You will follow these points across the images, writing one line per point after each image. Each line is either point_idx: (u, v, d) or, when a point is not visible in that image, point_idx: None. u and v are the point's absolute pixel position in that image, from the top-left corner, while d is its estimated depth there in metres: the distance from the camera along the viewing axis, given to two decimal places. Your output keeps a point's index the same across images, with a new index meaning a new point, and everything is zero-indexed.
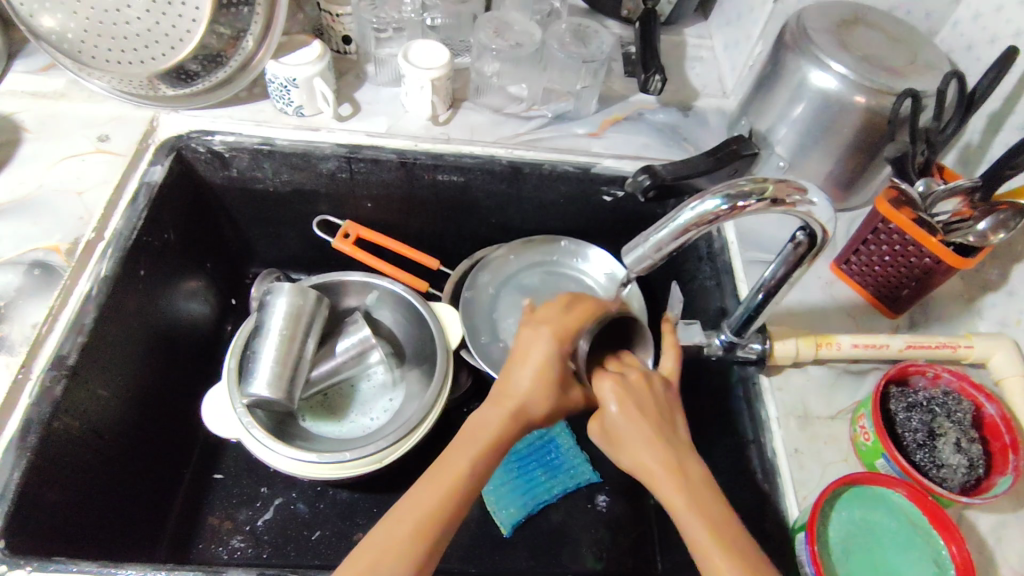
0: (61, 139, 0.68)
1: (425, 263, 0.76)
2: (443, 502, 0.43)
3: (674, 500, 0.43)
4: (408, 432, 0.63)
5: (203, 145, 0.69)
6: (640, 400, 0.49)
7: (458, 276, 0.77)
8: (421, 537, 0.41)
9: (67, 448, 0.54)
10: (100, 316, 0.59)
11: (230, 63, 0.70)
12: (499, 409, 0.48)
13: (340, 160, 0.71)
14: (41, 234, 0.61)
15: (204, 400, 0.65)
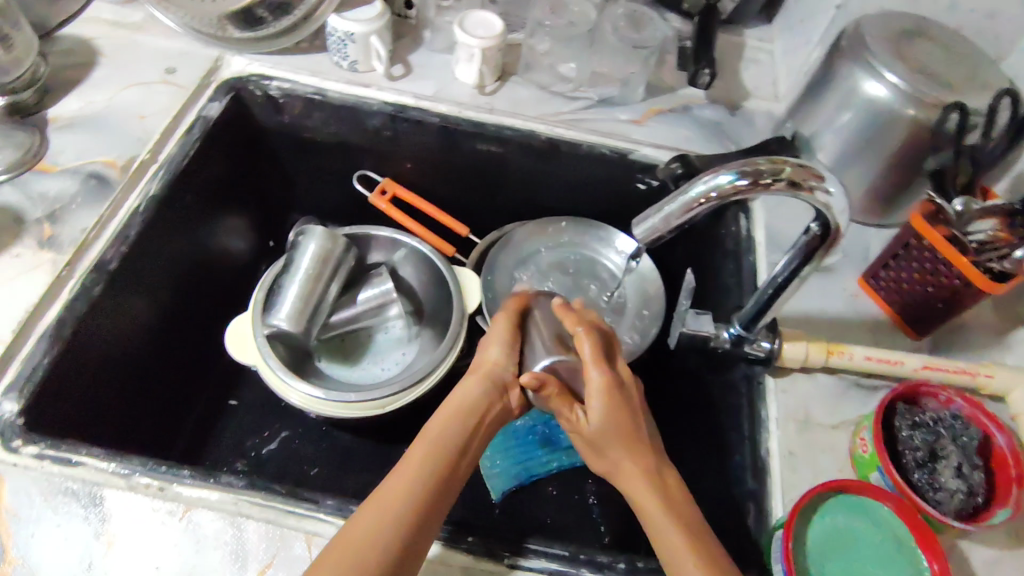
0: (132, 67, 0.73)
1: (455, 228, 0.79)
2: (410, 487, 0.46)
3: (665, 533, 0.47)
4: (413, 383, 0.65)
5: (260, 88, 0.74)
6: (620, 429, 0.52)
7: (486, 246, 0.80)
8: (399, 509, 0.45)
9: (96, 348, 0.58)
10: (145, 230, 0.62)
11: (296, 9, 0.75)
12: (467, 388, 0.55)
13: (386, 117, 0.74)
14: (102, 149, 0.66)
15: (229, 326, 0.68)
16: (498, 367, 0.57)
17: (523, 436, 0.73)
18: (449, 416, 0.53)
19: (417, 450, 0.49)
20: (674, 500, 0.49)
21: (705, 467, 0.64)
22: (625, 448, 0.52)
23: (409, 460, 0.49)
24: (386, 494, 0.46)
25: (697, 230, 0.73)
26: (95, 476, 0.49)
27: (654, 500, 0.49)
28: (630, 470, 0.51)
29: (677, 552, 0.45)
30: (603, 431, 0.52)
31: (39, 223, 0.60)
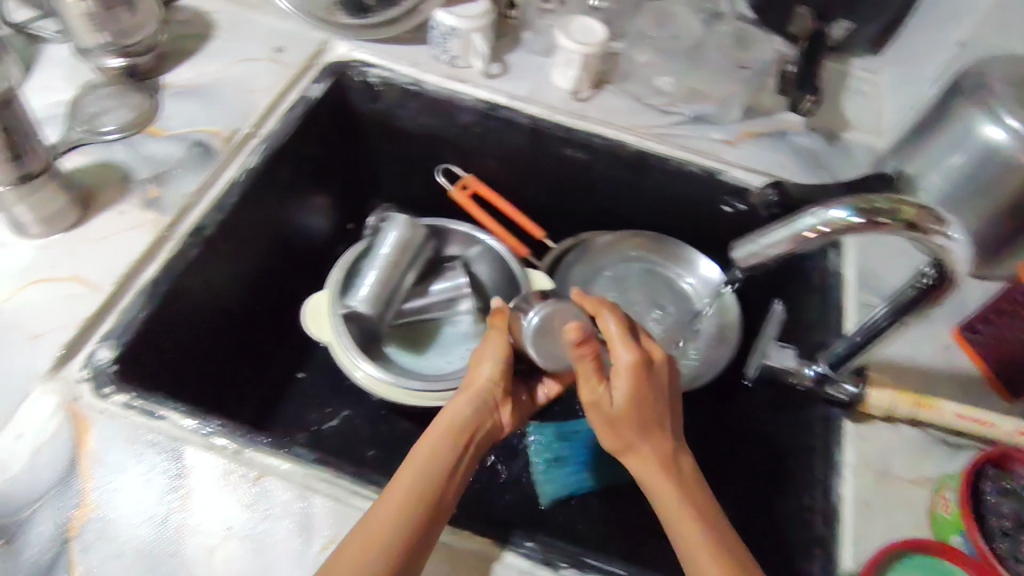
0: (244, 43, 0.75)
1: (533, 231, 0.78)
2: (397, 514, 0.46)
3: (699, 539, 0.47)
4: None
5: (361, 75, 0.76)
6: (640, 427, 0.50)
7: (561, 252, 0.78)
8: (387, 536, 0.45)
9: (186, 310, 0.60)
10: (242, 201, 0.65)
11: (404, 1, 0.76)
12: (451, 409, 0.56)
13: (478, 115, 0.75)
14: (209, 119, 0.68)
15: (303, 306, 0.70)
16: (486, 385, 0.58)
17: (580, 446, 0.72)
18: (432, 440, 0.53)
19: (401, 473, 0.49)
20: (688, 493, 0.49)
21: (769, 505, 0.62)
22: (645, 436, 0.51)
23: (390, 486, 0.48)
24: (371, 519, 0.46)
25: (783, 263, 0.70)
26: (177, 430, 0.51)
27: (671, 493, 0.49)
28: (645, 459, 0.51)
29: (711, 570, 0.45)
30: (627, 414, 0.50)
31: (144, 183, 0.63)
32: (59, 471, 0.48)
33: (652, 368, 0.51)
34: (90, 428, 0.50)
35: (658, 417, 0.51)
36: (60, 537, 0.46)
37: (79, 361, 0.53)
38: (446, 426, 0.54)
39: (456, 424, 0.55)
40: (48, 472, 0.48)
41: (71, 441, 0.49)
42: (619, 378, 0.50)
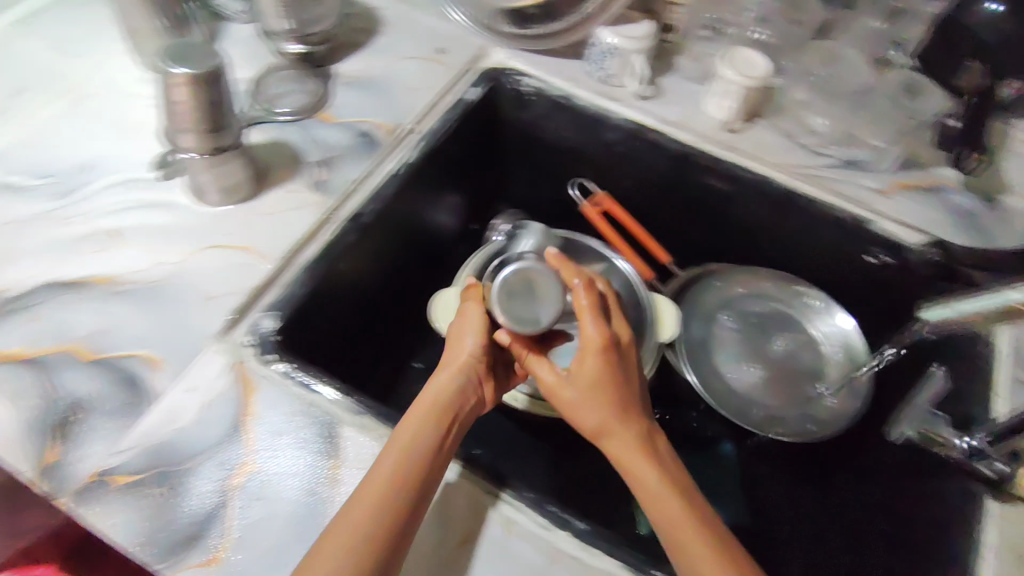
0: (409, 41, 0.78)
1: (660, 256, 0.78)
2: (380, 501, 0.46)
3: (678, 526, 0.47)
4: None
5: (516, 83, 0.78)
6: (608, 401, 0.52)
7: (687, 277, 0.80)
8: (369, 523, 0.45)
9: (338, 292, 0.63)
10: (397, 193, 0.68)
11: (575, 17, 0.75)
12: (430, 391, 0.54)
13: (626, 135, 0.76)
14: (375, 112, 0.72)
15: (432, 299, 0.69)
16: (469, 364, 0.56)
17: None
18: (411, 426, 0.50)
19: (380, 464, 0.48)
20: (668, 476, 0.50)
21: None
22: (615, 415, 0.52)
23: (369, 481, 0.47)
24: (353, 507, 0.45)
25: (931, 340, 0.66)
26: (328, 406, 0.53)
27: (654, 478, 0.49)
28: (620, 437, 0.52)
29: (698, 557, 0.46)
30: (593, 391, 0.52)
31: (313, 166, 0.66)
32: (223, 430, 0.51)
33: (617, 351, 0.54)
34: (254, 392, 0.53)
35: (627, 400, 0.53)
36: (220, 492, 0.49)
37: (243, 327, 0.56)
38: (427, 411, 0.52)
39: (435, 409, 0.52)
40: (214, 429, 0.51)
41: (235, 402, 0.53)
42: (595, 349, 0.53)
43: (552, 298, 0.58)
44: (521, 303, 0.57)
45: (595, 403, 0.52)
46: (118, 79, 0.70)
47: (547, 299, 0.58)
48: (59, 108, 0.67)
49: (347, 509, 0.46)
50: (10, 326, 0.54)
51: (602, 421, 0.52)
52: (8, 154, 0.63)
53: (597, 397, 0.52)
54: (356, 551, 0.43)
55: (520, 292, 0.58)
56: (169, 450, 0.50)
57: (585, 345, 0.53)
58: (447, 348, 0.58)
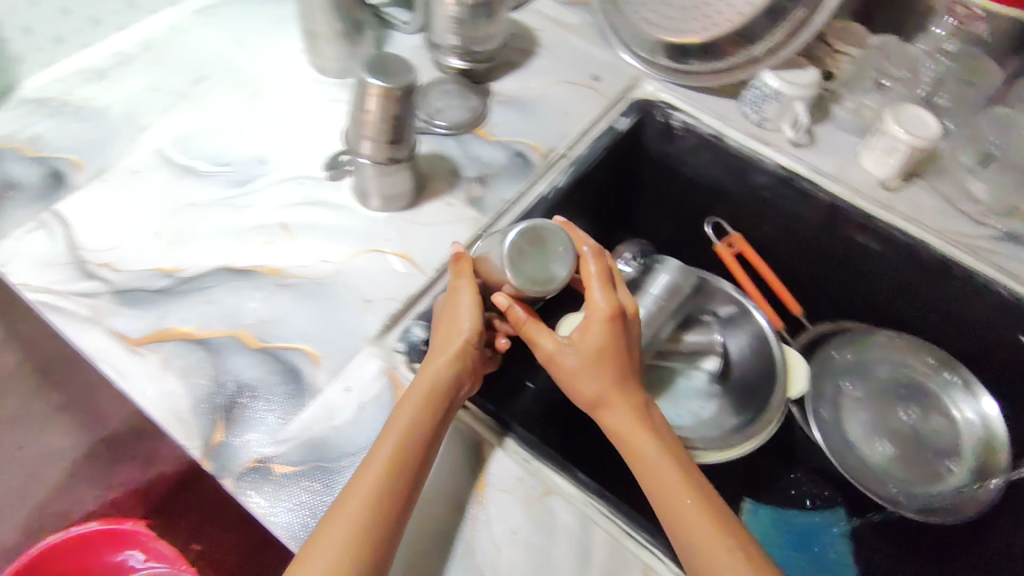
0: (565, 65, 0.79)
1: (790, 305, 0.78)
2: (384, 481, 0.46)
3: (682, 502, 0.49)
4: (719, 449, 0.68)
5: (665, 116, 0.78)
6: (610, 372, 0.53)
7: (818, 333, 0.78)
8: (376, 501, 0.45)
9: None
10: (545, 217, 0.68)
11: (743, 56, 0.74)
12: (425, 375, 0.50)
13: (775, 180, 0.75)
14: (529, 133, 0.72)
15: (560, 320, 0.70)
16: (469, 350, 0.52)
17: (794, 538, 0.67)
18: (408, 413, 0.49)
19: (378, 453, 0.47)
20: (664, 443, 0.52)
21: None
22: (614, 385, 0.53)
23: (369, 464, 0.47)
24: (367, 478, 0.46)
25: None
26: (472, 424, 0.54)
27: (653, 449, 0.51)
28: (620, 408, 0.53)
29: (705, 536, 0.47)
30: (596, 360, 0.53)
31: (470, 182, 0.67)
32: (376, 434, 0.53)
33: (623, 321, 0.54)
34: None
35: (624, 370, 0.54)
36: None
37: (397, 334, 0.57)
38: (420, 400, 0.49)
39: (428, 392, 0.50)
40: (368, 432, 0.53)
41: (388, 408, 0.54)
42: (604, 317, 0.53)
43: (564, 255, 0.52)
44: (543, 264, 0.52)
45: (597, 374, 0.53)
46: (291, 78, 0.73)
47: (563, 252, 0.53)
48: (234, 99, 0.71)
49: (353, 486, 0.46)
50: (184, 305, 0.57)
51: (604, 390, 0.53)
52: (191, 140, 0.67)
53: (601, 368, 0.53)
54: (363, 525, 0.44)
55: (531, 251, 0.52)
56: (325, 447, 0.52)
57: (594, 315, 0.53)
58: (442, 327, 0.54)
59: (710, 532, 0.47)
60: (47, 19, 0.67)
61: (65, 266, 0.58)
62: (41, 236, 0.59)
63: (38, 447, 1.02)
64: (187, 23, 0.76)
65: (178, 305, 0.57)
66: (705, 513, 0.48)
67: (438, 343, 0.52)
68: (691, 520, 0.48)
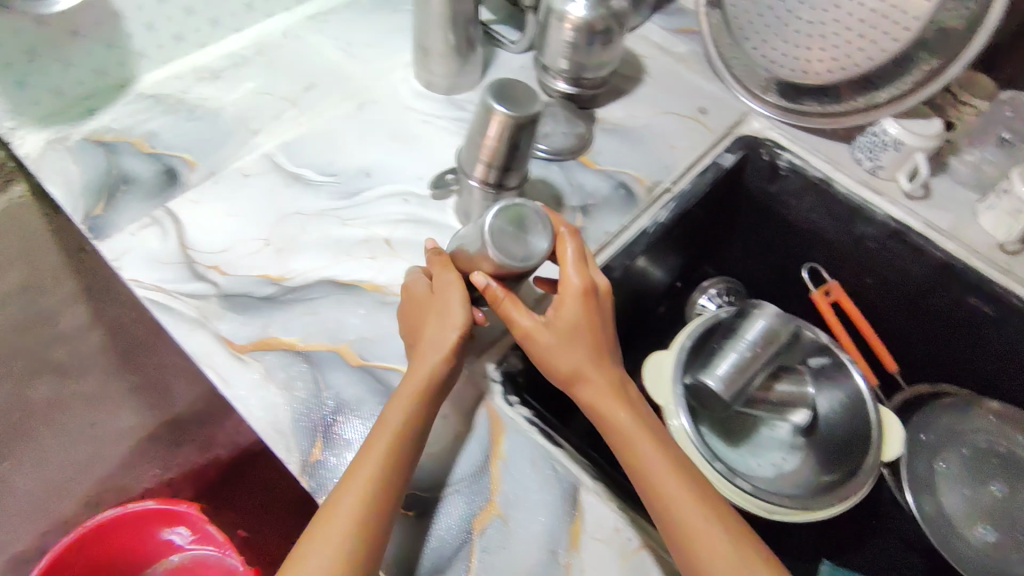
0: (673, 95, 0.78)
1: (886, 363, 0.76)
2: (372, 475, 0.46)
3: (672, 492, 0.48)
4: (801, 509, 0.63)
5: (770, 155, 0.76)
6: (590, 351, 0.52)
7: (913, 393, 0.76)
8: (362, 498, 0.45)
9: None
10: (645, 252, 0.68)
11: (863, 101, 0.71)
12: (420, 368, 0.50)
13: (883, 232, 0.72)
14: (634, 164, 0.71)
15: (650, 357, 0.70)
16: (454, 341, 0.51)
17: None
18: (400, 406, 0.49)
19: (373, 446, 0.47)
20: (643, 424, 0.51)
21: None
22: (592, 364, 0.52)
23: (361, 457, 0.47)
24: (353, 481, 0.46)
25: None
26: (565, 465, 0.53)
27: (639, 435, 0.50)
28: (597, 389, 0.51)
29: (700, 530, 0.46)
30: (575, 338, 0.52)
31: (574, 211, 0.67)
32: (474, 468, 0.52)
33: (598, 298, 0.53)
34: (504, 432, 0.55)
35: (602, 345, 0.53)
36: (466, 529, 0.50)
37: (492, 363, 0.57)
38: (415, 394, 0.49)
39: (424, 390, 0.50)
40: (464, 465, 0.53)
41: (486, 439, 0.54)
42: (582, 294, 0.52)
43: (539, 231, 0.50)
44: (524, 241, 0.50)
45: (581, 357, 0.52)
46: (399, 91, 0.73)
47: (542, 227, 0.50)
48: (343, 108, 0.71)
49: (343, 485, 0.46)
50: (288, 315, 0.57)
51: (584, 370, 0.52)
52: (299, 146, 0.68)
53: (580, 346, 0.52)
54: (351, 522, 0.44)
55: (508, 228, 0.49)
56: (420, 476, 0.52)
57: (568, 293, 0.52)
58: (425, 318, 0.53)
59: (701, 524, 0.46)
60: (171, 18, 0.67)
61: (176, 265, 0.59)
62: (153, 233, 0.60)
63: (107, 425, 1.01)
64: (297, 28, 0.77)
65: (282, 314, 0.57)
66: (687, 491, 0.48)
67: (431, 343, 0.51)
68: (676, 499, 0.47)
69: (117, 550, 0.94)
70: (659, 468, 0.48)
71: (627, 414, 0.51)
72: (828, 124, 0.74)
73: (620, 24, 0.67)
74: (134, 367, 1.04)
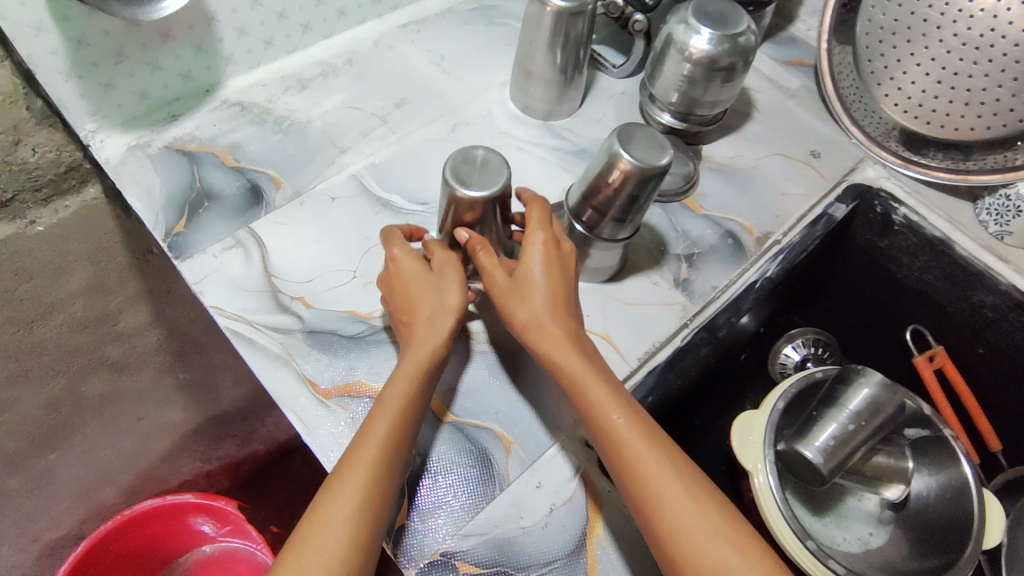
0: (783, 135, 0.73)
1: (989, 439, 0.70)
2: (368, 463, 0.43)
3: (649, 462, 0.44)
4: None
5: (884, 208, 0.71)
6: (557, 302, 0.50)
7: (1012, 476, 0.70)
8: (359, 488, 0.42)
9: (664, 405, 0.58)
10: (751, 308, 0.63)
11: (995, 160, 0.66)
12: (421, 352, 0.47)
13: (1005, 303, 0.66)
14: (741, 210, 0.67)
15: (737, 417, 0.66)
16: (446, 314, 0.49)
17: None
18: (404, 378, 0.47)
19: (376, 422, 0.44)
20: (609, 385, 0.48)
21: None
22: (556, 318, 0.49)
23: (362, 438, 0.44)
24: (354, 474, 0.42)
25: None
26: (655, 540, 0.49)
27: (609, 400, 0.47)
28: (563, 348, 0.48)
29: (684, 508, 0.43)
30: (544, 290, 0.50)
31: (678, 260, 0.62)
32: (565, 547, 0.48)
33: (563, 249, 0.52)
34: (601, 510, 0.50)
35: (560, 292, 0.51)
36: None
37: None
38: (416, 368, 0.47)
39: (423, 369, 0.47)
40: (556, 544, 0.48)
41: (580, 516, 0.49)
42: (546, 239, 0.51)
43: (498, 163, 0.51)
44: (491, 170, 0.50)
45: (549, 308, 0.49)
46: (494, 113, 0.69)
47: (501, 160, 0.51)
48: (436, 129, 0.67)
49: (337, 477, 0.42)
50: (376, 358, 0.54)
51: (551, 327, 0.49)
52: (389, 169, 0.64)
53: (548, 298, 0.50)
54: (348, 516, 0.41)
55: (474, 167, 0.50)
56: (512, 552, 0.47)
57: (530, 241, 0.51)
58: (413, 287, 0.50)
59: (686, 501, 0.43)
60: (265, 23, 0.63)
61: (260, 294, 0.55)
62: (236, 256, 0.57)
63: None
64: (389, 37, 0.73)
65: (370, 357, 0.54)
66: (639, 431, 0.45)
67: (417, 315, 0.49)
68: (635, 448, 0.45)
69: (151, 543, 0.91)
70: (638, 439, 0.45)
71: (596, 375, 0.48)
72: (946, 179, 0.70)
73: (745, 61, 0.62)
74: (185, 364, 0.94)
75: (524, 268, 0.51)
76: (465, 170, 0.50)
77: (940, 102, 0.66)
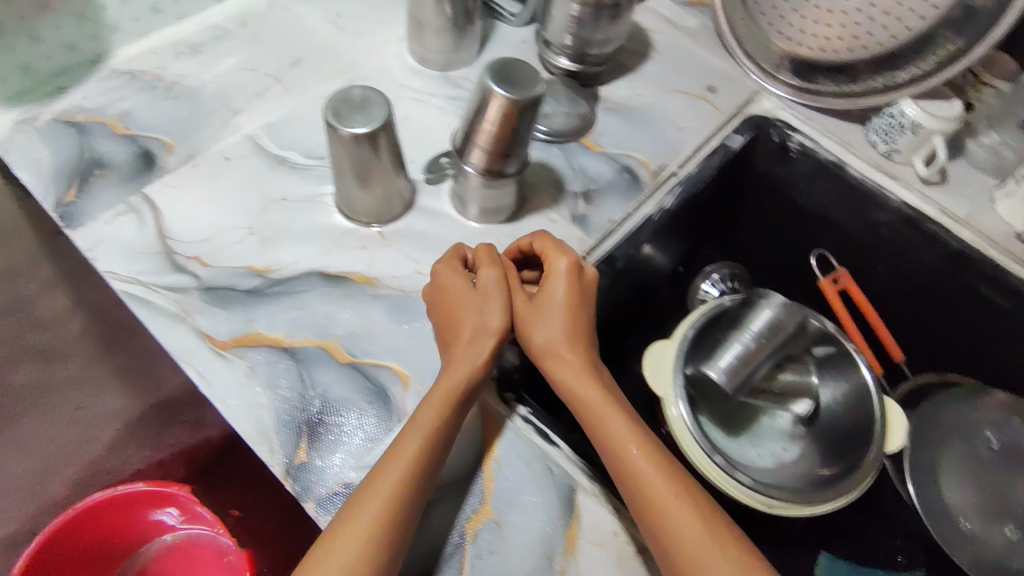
0: (680, 73, 0.75)
1: (891, 350, 0.73)
2: (398, 481, 0.44)
3: (663, 492, 0.45)
4: (806, 501, 0.60)
5: (780, 136, 0.72)
6: (575, 330, 0.52)
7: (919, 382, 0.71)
8: (386, 501, 0.43)
9: None
10: (650, 239, 0.65)
11: (878, 81, 0.69)
12: (459, 373, 0.49)
13: (897, 219, 0.68)
14: (638, 146, 0.68)
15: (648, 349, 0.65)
16: (487, 337, 0.50)
17: None
18: (434, 403, 0.47)
19: (409, 442, 0.45)
20: (621, 407, 0.50)
21: None
22: (572, 343, 0.52)
23: (395, 458, 0.45)
24: (382, 488, 0.43)
25: None
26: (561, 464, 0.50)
27: (623, 422, 0.48)
28: (582, 375, 0.51)
29: (694, 535, 0.44)
30: (564, 315, 0.52)
31: (576, 197, 0.64)
32: (463, 469, 0.50)
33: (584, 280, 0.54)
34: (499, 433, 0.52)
35: (579, 319, 0.53)
36: (459, 532, 0.48)
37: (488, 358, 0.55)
38: (452, 389, 0.48)
39: (461, 393, 0.48)
40: (454, 465, 0.50)
41: (477, 439, 0.51)
42: (564, 267, 0.53)
43: (381, 100, 0.51)
44: (371, 106, 0.51)
45: (567, 337, 0.52)
46: (391, 67, 0.70)
47: (381, 98, 0.51)
48: (331, 85, 0.67)
49: (368, 491, 0.44)
50: (273, 310, 0.54)
51: (569, 353, 0.51)
52: (283, 127, 0.64)
53: (567, 323, 0.52)
54: (371, 529, 0.42)
55: (355, 104, 0.51)
56: None
57: (551, 269, 0.53)
58: (459, 305, 0.52)
59: (695, 529, 0.44)
60: None
61: (155, 256, 0.55)
62: (129, 221, 0.57)
63: (94, 409, 0.94)
64: None
65: (267, 310, 0.54)
66: (653, 458, 0.47)
67: (456, 333, 0.51)
68: (644, 471, 0.46)
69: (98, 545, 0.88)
70: (650, 464, 0.46)
71: (609, 399, 0.50)
72: (836, 105, 0.72)
73: None
74: (116, 348, 0.95)
75: (546, 294, 0.53)
76: (347, 106, 0.50)
77: (822, 26, 0.69)
